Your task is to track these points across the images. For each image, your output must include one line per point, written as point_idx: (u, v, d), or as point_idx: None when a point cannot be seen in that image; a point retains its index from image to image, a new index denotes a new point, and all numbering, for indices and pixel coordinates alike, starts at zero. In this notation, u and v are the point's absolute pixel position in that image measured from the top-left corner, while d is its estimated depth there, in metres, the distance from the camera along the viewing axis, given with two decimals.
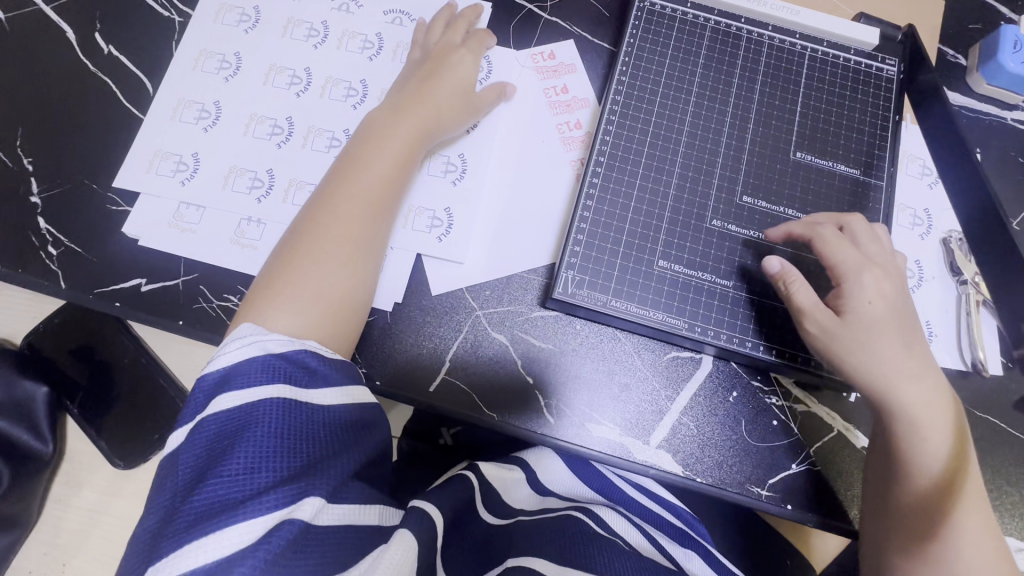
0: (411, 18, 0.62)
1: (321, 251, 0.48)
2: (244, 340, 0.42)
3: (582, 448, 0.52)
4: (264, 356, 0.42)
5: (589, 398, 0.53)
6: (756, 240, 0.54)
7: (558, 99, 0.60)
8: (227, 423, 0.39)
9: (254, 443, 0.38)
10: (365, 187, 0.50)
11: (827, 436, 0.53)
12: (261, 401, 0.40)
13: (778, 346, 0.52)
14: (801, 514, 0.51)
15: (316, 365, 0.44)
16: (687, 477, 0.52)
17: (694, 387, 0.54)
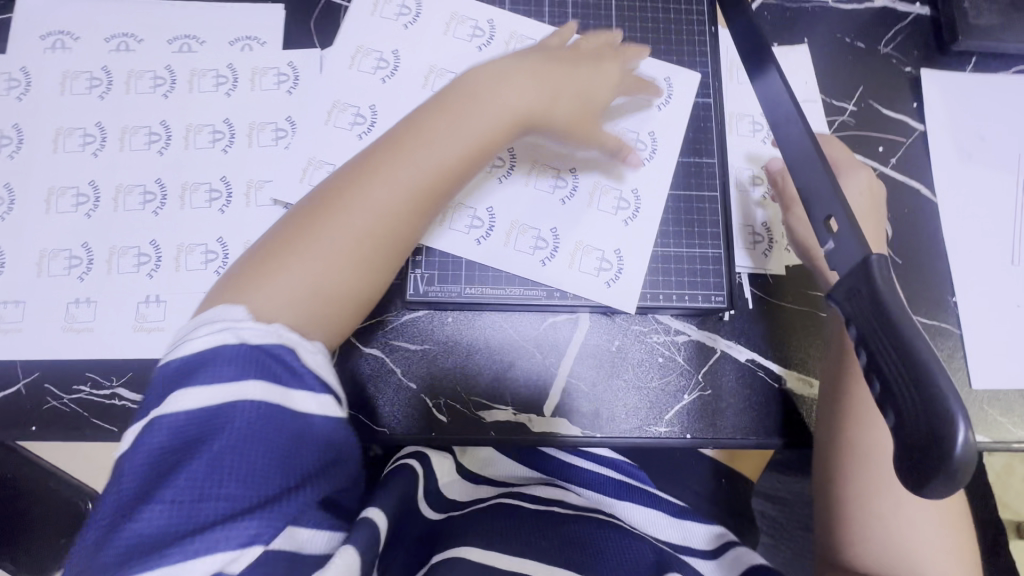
0: (200, 41, 0.57)
1: (341, 241, 0.44)
2: (222, 323, 0.39)
3: (482, 436, 0.52)
4: (230, 343, 0.38)
5: (476, 384, 0.53)
6: (592, 198, 0.56)
7: (376, 89, 0.56)
8: (191, 418, 0.36)
9: (212, 455, 0.35)
10: (411, 164, 0.47)
11: (711, 360, 0.55)
12: (170, 407, 0.36)
13: (640, 289, 0.54)
14: (700, 440, 0.53)
15: (284, 357, 0.39)
16: (588, 435, 0.53)
17: (577, 347, 0.54)
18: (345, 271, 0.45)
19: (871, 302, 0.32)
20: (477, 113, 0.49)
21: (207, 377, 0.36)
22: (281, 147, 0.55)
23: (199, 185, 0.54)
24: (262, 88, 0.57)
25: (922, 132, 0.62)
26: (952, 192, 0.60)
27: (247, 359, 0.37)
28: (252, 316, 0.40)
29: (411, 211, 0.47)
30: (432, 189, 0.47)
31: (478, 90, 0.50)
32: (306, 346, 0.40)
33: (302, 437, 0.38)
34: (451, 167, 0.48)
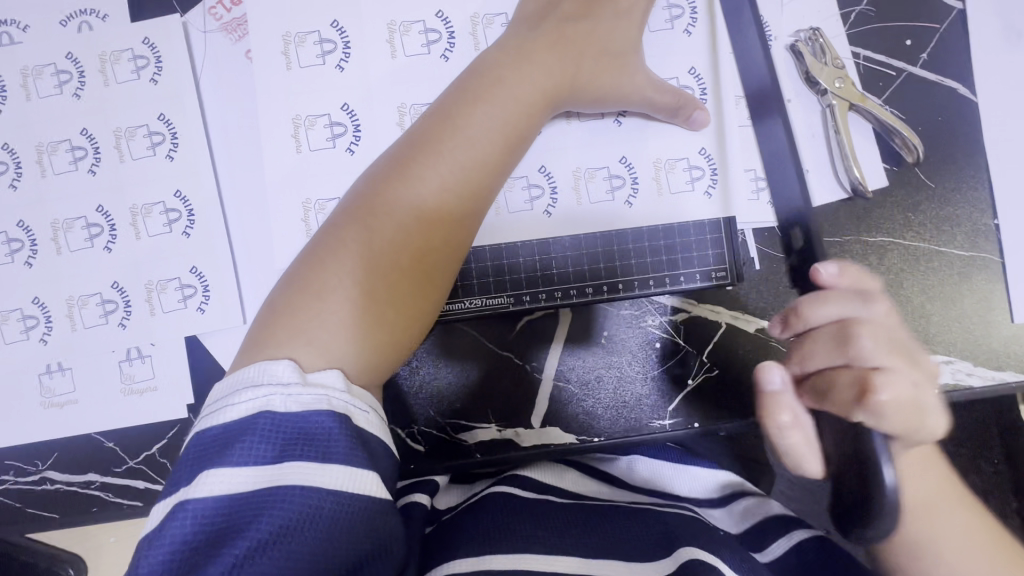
0: (22, 27, 0.44)
1: (387, 260, 0.35)
2: (266, 386, 0.30)
3: (466, 461, 0.46)
4: (287, 413, 0.29)
5: (451, 406, 0.46)
6: (551, 158, 0.44)
7: (283, 65, 0.43)
8: (229, 501, 0.28)
9: (247, 549, 0.27)
10: (493, 118, 0.39)
11: (715, 338, 0.47)
12: (200, 490, 0.28)
13: (627, 273, 0.45)
14: (709, 427, 0.47)
15: (344, 434, 0.29)
16: (583, 441, 0.47)
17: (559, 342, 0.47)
18: (383, 298, 0.35)
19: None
20: (514, 81, 0.40)
21: (245, 455, 0.28)
22: (161, 155, 0.44)
23: (72, 220, 0.44)
24: (118, 79, 0.44)
25: (958, 10, 0.49)
26: (996, 85, 0.49)
27: (283, 431, 0.29)
28: (304, 375, 0.31)
29: (461, 212, 0.38)
30: (471, 182, 0.38)
31: (511, 57, 0.40)
32: (360, 409, 0.31)
33: (350, 528, 0.28)
34: (497, 155, 0.39)
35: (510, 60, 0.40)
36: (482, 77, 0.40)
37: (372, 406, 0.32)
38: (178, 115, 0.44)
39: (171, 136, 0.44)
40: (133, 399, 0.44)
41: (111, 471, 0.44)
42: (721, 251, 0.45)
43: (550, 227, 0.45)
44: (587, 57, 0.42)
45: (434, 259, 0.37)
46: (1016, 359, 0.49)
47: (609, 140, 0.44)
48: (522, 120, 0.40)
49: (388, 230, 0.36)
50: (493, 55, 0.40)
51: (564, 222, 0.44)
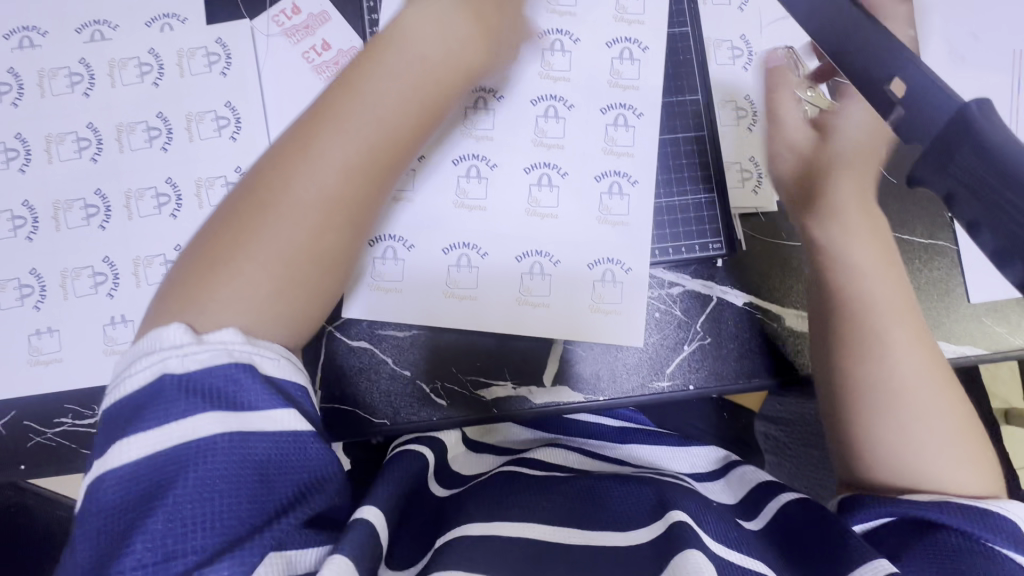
0: (113, 26, 0.51)
1: (301, 223, 0.38)
2: (159, 353, 0.33)
3: (482, 417, 0.51)
4: (187, 371, 0.33)
5: (472, 364, 0.51)
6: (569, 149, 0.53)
7: None
8: (146, 460, 0.31)
9: (181, 497, 0.30)
10: (368, 110, 0.41)
11: (708, 309, 0.53)
12: (119, 447, 0.31)
13: (635, 244, 0.52)
14: (704, 389, 0.53)
15: (252, 380, 0.34)
16: (589, 400, 0.52)
17: (552, 299, 0.52)
18: (308, 254, 0.38)
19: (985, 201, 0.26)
20: (429, 56, 0.43)
21: (161, 417, 0.32)
22: (225, 137, 0.51)
23: (144, 190, 0.50)
24: (193, 71, 0.51)
25: (911, 36, 0.58)
26: None
27: (183, 390, 0.32)
28: (249, 337, 0.35)
29: (370, 185, 0.41)
30: (371, 167, 0.40)
31: (424, 24, 0.44)
32: (266, 355, 0.35)
33: (287, 462, 0.34)
34: (408, 130, 0.42)
35: (374, 56, 0.43)
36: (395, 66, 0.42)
37: (283, 354, 0.37)
38: (242, 103, 0.51)
39: (235, 120, 0.51)
40: None
41: None
42: (713, 228, 0.53)
43: (562, 209, 0.52)
44: (512, 74, 0.49)
45: (340, 236, 0.40)
46: (972, 336, 0.55)
47: (615, 139, 0.53)
48: (439, 95, 0.44)
49: (296, 211, 0.38)
50: (388, 52, 0.43)
51: (568, 208, 0.52)
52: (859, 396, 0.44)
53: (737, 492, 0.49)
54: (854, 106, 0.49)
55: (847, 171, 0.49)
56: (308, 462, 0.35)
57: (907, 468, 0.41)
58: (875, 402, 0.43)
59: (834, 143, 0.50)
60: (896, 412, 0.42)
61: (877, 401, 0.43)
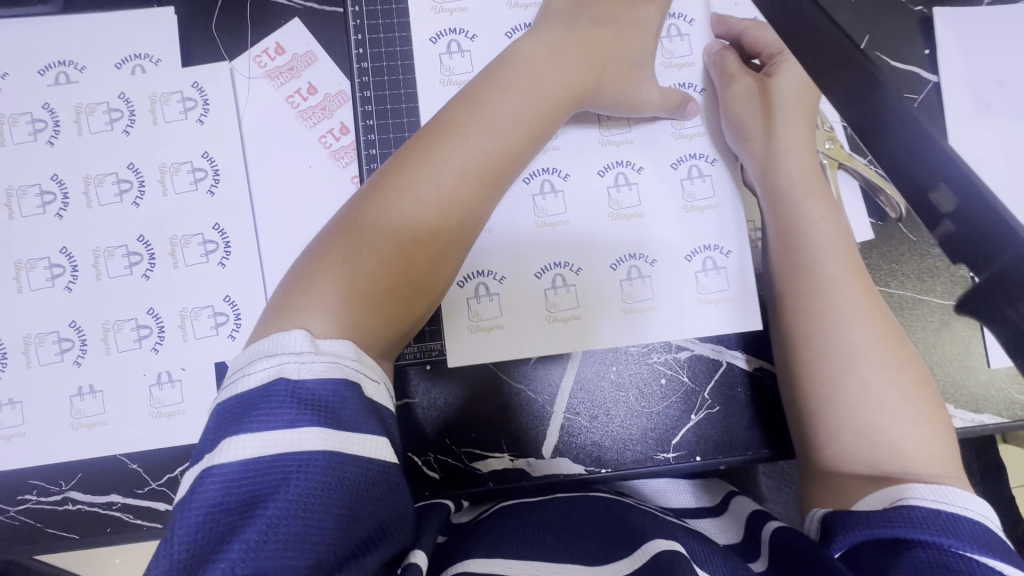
0: (79, 68, 0.47)
1: (398, 232, 0.38)
2: (280, 355, 0.32)
3: (477, 488, 0.48)
4: (302, 379, 0.31)
5: (466, 434, 0.48)
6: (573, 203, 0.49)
7: None
8: (253, 464, 0.28)
9: (283, 510, 0.27)
10: (514, 108, 0.42)
11: (718, 374, 0.50)
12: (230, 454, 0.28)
13: (639, 305, 0.49)
14: (710, 461, 0.50)
15: (359, 402, 0.32)
16: (589, 472, 0.49)
17: (657, 300, 0.49)
18: (396, 268, 0.38)
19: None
20: (541, 71, 0.43)
21: (264, 421, 0.29)
22: (202, 189, 0.47)
23: (113, 247, 0.46)
24: (166, 118, 0.47)
25: (934, 82, 0.55)
26: (968, 149, 0.54)
27: (298, 396, 0.30)
28: (315, 343, 0.33)
29: (478, 192, 0.41)
30: (494, 170, 0.41)
31: (540, 50, 0.44)
32: (368, 378, 0.34)
33: (373, 486, 0.30)
34: (517, 142, 0.42)
35: (543, 54, 0.44)
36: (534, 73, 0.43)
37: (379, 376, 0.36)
38: (220, 153, 0.47)
39: (213, 172, 0.47)
40: (161, 422, 0.45)
41: (133, 492, 0.45)
42: (724, 289, 0.48)
43: (585, 256, 0.49)
44: (612, 59, 0.45)
45: (443, 244, 0.40)
46: (993, 401, 0.52)
47: (634, 182, 0.49)
48: (545, 113, 0.43)
49: (404, 216, 0.38)
50: (525, 52, 0.44)
51: (585, 263, 0.49)
52: (817, 365, 0.44)
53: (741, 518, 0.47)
54: (787, 67, 0.48)
55: (784, 115, 0.47)
56: (394, 501, 0.32)
57: (865, 431, 0.41)
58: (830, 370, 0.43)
59: (772, 90, 0.48)
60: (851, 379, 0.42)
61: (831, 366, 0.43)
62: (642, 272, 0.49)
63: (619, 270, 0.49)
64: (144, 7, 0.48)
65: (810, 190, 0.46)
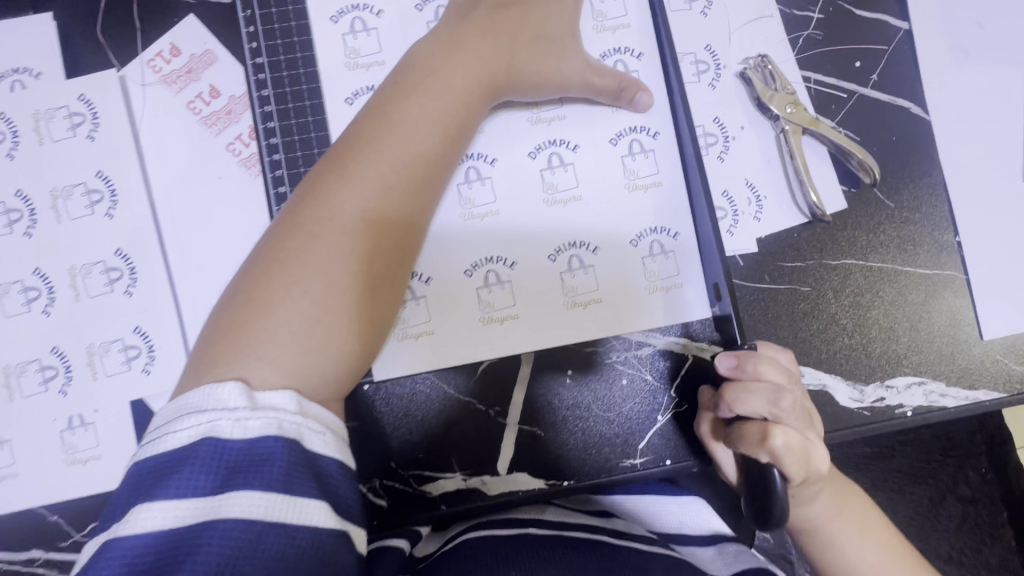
0: None
1: (334, 267, 0.34)
2: (211, 411, 0.29)
3: (436, 513, 0.45)
4: (232, 440, 0.29)
5: (414, 456, 0.45)
6: (503, 196, 0.43)
7: None
8: (163, 535, 0.27)
9: None
10: (427, 109, 0.37)
11: (684, 369, 0.46)
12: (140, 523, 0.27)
13: (581, 302, 0.44)
14: (681, 464, 0.46)
15: (295, 462, 0.29)
16: (551, 485, 0.45)
17: (601, 290, 0.44)
18: (336, 304, 0.34)
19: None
20: (446, 69, 0.38)
21: (181, 488, 0.28)
22: (99, 214, 0.43)
23: (7, 284, 0.42)
24: (53, 137, 0.43)
25: (904, 29, 0.49)
26: (947, 102, 0.49)
27: (218, 462, 0.28)
28: (252, 398, 0.30)
29: (406, 209, 0.37)
30: (417, 178, 0.37)
31: (439, 52, 0.39)
32: (312, 429, 0.31)
33: (296, 560, 0.28)
34: (438, 146, 0.38)
35: (448, 46, 0.39)
36: (445, 68, 0.38)
37: (329, 425, 0.32)
38: (117, 172, 0.43)
39: (110, 193, 0.43)
40: (77, 469, 0.42)
41: (55, 546, 0.42)
42: (674, 274, 0.44)
43: (527, 250, 0.43)
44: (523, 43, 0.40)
45: (374, 272, 0.36)
46: (988, 376, 0.48)
47: (572, 161, 0.43)
48: (460, 111, 0.38)
49: (323, 252, 0.34)
50: (427, 49, 0.39)
51: (521, 256, 0.43)
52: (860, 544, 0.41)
53: (729, 564, 0.42)
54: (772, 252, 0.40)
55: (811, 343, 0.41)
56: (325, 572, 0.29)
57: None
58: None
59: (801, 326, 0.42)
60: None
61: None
62: (584, 261, 0.43)
63: (559, 259, 0.43)
64: (22, 18, 0.43)
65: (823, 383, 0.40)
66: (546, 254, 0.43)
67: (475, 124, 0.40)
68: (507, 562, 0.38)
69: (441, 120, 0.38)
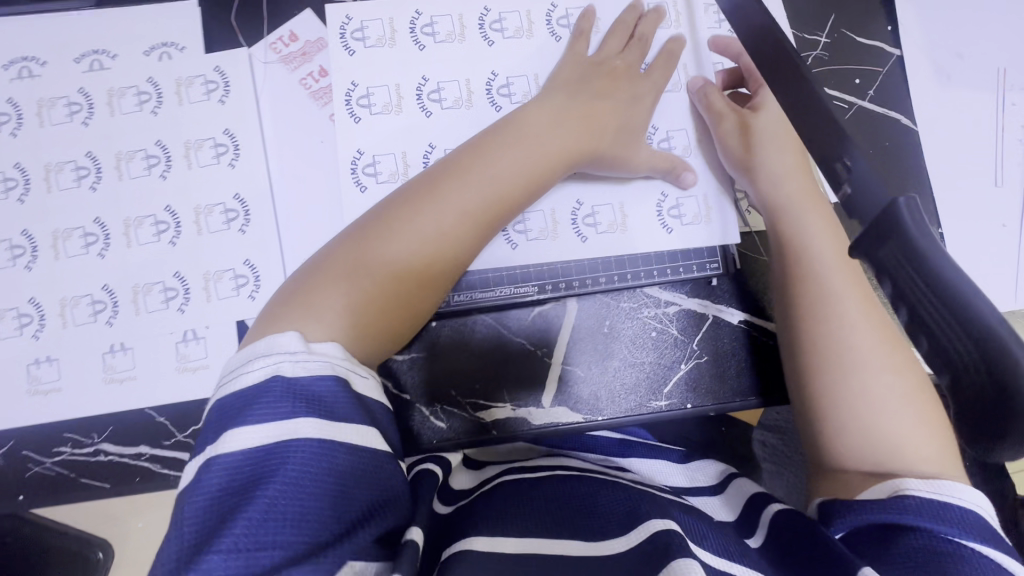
0: (111, 55, 0.51)
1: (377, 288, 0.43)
2: (275, 354, 0.36)
3: (488, 438, 0.51)
4: (296, 376, 0.36)
5: (471, 387, 0.52)
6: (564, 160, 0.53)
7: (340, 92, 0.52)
8: (245, 461, 0.33)
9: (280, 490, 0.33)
10: (438, 214, 0.45)
11: (705, 326, 0.54)
12: (287, 443, 0.34)
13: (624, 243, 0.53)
14: (700, 407, 0.53)
15: (345, 391, 0.37)
16: (587, 420, 0.52)
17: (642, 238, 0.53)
18: (369, 315, 0.42)
19: (903, 248, 0.28)
20: (464, 184, 0.46)
21: (260, 417, 0.34)
22: (223, 164, 0.51)
23: (142, 217, 0.50)
24: (190, 100, 0.52)
25: (898, 55, 0.59)
26: (933, 116, 0.58)
27: (263, 396, 0.35)
28: (308, 346, 0.38)
29: (428, 281, 0.45)
30: (439, 264, 0.45)
31: (545, 116, 0.50)
32: (358, 374, 0.39)
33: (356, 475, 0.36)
34: (516, 194, 0.47)
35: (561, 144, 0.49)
36: (523, 158, 0.48)
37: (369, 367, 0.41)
38: (240, 131, 0.51)
39: (233, 147, 0.51)
40: (187, 376, 0.49)
41: (160, 443, 0.49)
42: (699, 216, 0.54)
43: (559, 202, 0.53)
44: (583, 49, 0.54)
45: (393, 294, 0.44)
46: None
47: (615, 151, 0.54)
48: (541, 170, 0.48)
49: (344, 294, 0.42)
50: (546, 116, 0.50)
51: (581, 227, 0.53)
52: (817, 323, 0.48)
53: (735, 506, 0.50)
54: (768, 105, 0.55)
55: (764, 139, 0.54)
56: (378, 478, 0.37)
57: (869, 430, 0.44)
58: (815, 365, 0.48)
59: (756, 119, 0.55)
60: (854, 379, 0.46)
61: (834, 370, 0.47)
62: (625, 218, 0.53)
63: (581, 210, 0.53)
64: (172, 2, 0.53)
65: (807, 207, 0.52)
66: (569, 208, 0.53)
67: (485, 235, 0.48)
68: (539, 507, 0.45)
69: (453, 241, 0.46)
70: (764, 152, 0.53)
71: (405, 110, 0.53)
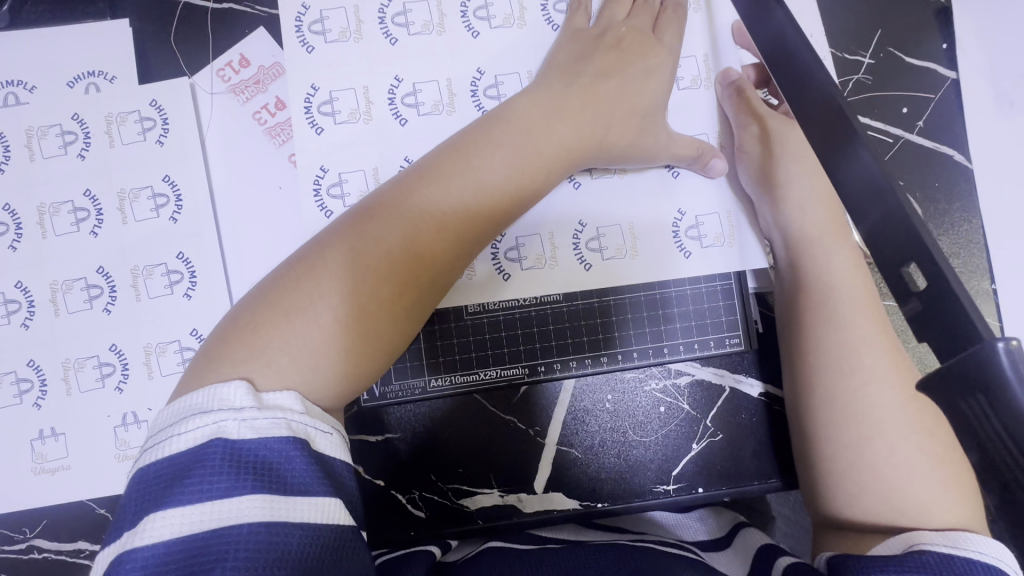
0: (29, 89, 0.44)
1: (335, 311, 0.33)
2: (217, 411, 0.29)
3: (473, 528, 0.45)
4: (242, 440, 0.28)
5: (453, 470, 0.46)
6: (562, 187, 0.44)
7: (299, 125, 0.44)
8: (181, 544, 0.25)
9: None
10: (425, 217, 0.36)
11: (721, 400, 0.47)
12: (225, 523, 0.26)
13: (633, 272, 0.44)
14: (713, 493, 0.47)
15: (307, 458, 0.28)
16: (586, 506, 0.46)
17: (650, 262, 0.44)
18: (320, 351, 0.33)
19: (997, 413, 0.22)
20: (452, 181, 0.37)
21: (196, 491, 0.26)
22: (163, 217, 0.44)
23: (71, 281, 0.43)
24: (123, 139, 0.44)
25: (953, 78, 0.51)
26: (991, 151, 0.50)
27: (205, 460, 0.27)
28: (258, 398, 0.29)
29: (410, 306, 0.36)
30: (421, 281, 0.36)
31: (539, 110, 0.40)
32: (320, 431, 0.30)
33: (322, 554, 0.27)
34: (506, 204, 0.38)
35: (561, 126, 0.40)
36: (523, 147, 0.38)
37: (333, 427, 0.31)
38: (182, 176, 0.44)
39: (175, 196, 0.44)
40: (128, 464, 0.43)
41: (101, 539, 0.43)
42: (722, 237, 0.44)
43: (559, 223, 0.44)
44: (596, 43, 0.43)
45: (355, 327, 0.34)
46: None
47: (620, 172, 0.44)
48: (536, 175, 0.39)
49: (291, 322, 0.33)
50: (540, 92, 0.41)
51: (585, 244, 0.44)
52: (838, 371, 0.41)
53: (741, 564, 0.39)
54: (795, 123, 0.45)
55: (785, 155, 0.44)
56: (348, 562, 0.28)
57: (897, 502, 0.37)
58: (830, 416, 0.40)
59: (778, 131, 0.45)
60: (876, 438, 0.39)
61: (852, 428, 0.39)
62: (629, 252, 0.44)
63: (584, 231, 0.44)
64: (100, 24, 0.45)
65: (830, 238, 0.43)
66: (570, 231, 0.44)
67: (480, 244, 0.38)
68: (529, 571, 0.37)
69: (444, 254, 0.37)
70: (789, 165, 0.44)
71: (376, 117, 0.44)
